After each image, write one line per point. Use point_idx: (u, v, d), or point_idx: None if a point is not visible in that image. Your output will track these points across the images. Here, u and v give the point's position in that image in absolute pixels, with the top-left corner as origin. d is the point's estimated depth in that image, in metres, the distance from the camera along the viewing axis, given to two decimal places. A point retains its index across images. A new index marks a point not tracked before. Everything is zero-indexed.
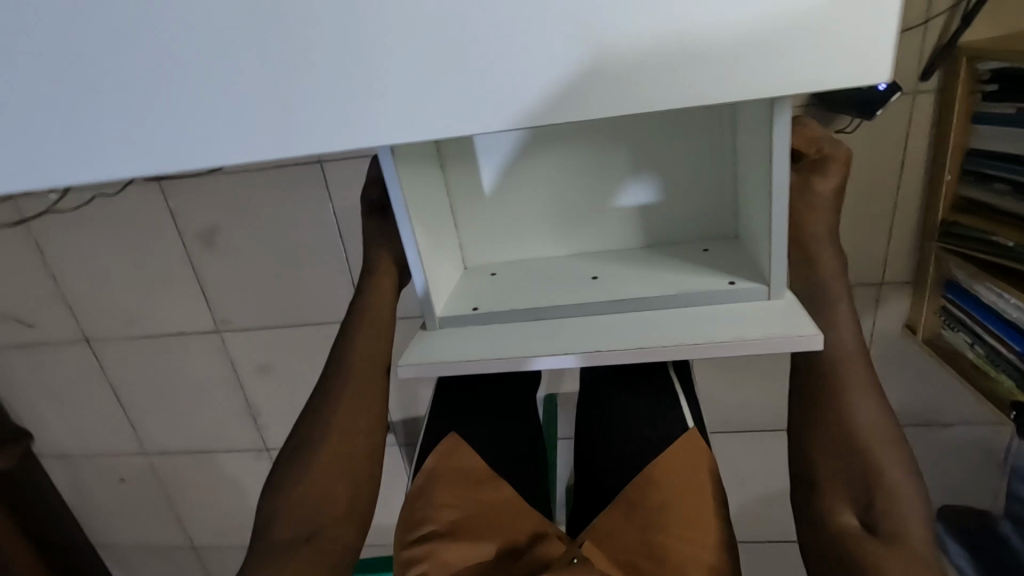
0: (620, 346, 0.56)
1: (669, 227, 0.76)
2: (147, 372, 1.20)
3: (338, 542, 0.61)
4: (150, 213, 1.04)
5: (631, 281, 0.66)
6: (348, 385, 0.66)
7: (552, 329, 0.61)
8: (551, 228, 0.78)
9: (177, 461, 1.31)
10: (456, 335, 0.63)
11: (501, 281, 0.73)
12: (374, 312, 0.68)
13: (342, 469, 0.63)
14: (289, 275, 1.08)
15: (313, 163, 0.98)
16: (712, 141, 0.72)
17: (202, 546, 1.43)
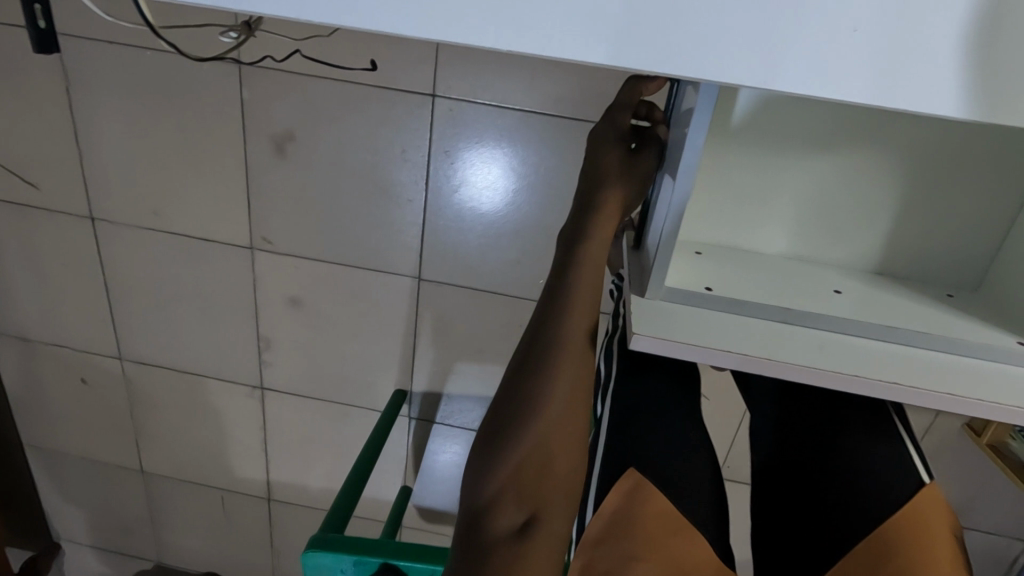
0: (909, 384, 0.49)
1: (911, 259, 0.67)
2: (154, 272, 1.06)
3: (553, 533, 0.51)
4: (217, 98, 0.91)
5: (884, 306, 0.60)
6: (565, 346, 0.52)
7: (816, 339, 0.53)
8: (786, 224, 0.67)
9: (156, 376, 1.17)
10: (688, 314, 0.54)
11: (724, 265, 0.64)
12: (596, 256, 0.53)
13: (558, 449, 0.52)
14: (355, 209, 0.97)
15: (427, 98, 0.88)
16: (1006, 186, 0.63)
17: (151, 472, 1.29)
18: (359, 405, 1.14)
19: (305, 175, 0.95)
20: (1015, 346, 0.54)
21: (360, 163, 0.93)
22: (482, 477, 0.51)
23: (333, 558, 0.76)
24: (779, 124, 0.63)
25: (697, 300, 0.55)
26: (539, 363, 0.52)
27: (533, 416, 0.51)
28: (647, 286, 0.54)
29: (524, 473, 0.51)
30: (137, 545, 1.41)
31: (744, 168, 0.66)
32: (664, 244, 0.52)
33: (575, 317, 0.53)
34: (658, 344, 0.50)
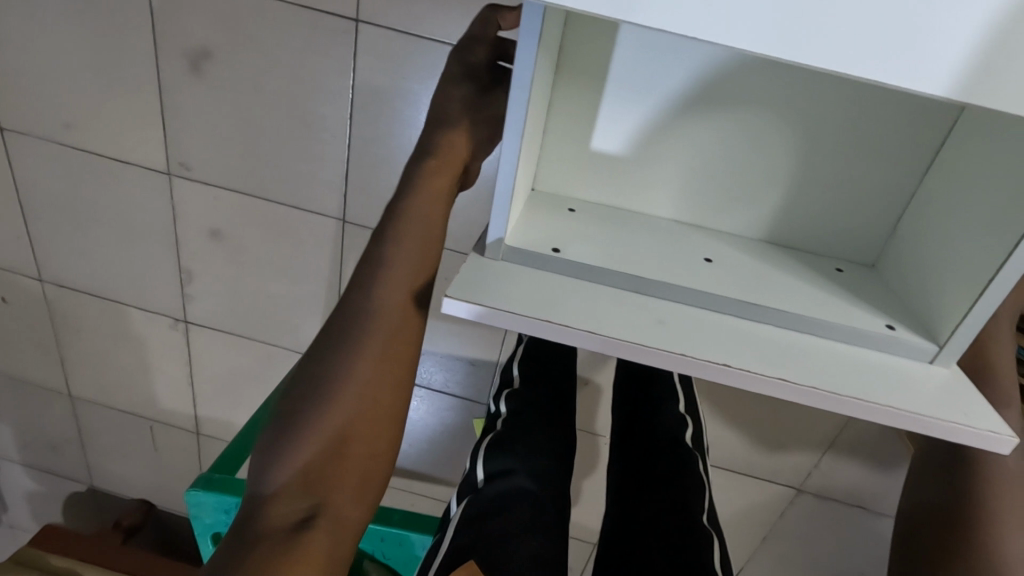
0: (754, 369, 0.41)
1: (804, 227, 0.62)
2: (67, 191, 1.00)
3: (341, 522, 0.48)
4: (128, 4, 0.82)
5: (754, 274, 0.53)
6: (374, 317, 0.50)
7: (659, 313, 0.45)
8: (674, 181, 0.62)
9: (77, 300, 1.13)
10: (528, 275, 0.46)
11: (598, 222, 0.58)
12: (421, 230, 0.51)
13: (358, 429, 0.50)
14: (274, 139, 0.90)
15: (349, 22, 0.80)
16: (908, 153, 0.57)
17: (79, 396, 1.27)
18: (284, 347, 1.11)
19: (224, 99, 0.88)
20: (881, 331, 0.47)
21: (282, 90, 0.86)
22: (274, 455, 0.49)
23: (217, 497, 0.74)
24: (656, 65, 0.58)
25: (537, 258, 0.47)
26: (344, 338, 0.50)
27: (333, 393, 0.49)
28: (486, 246, 0.47)
29: (316, 455, 0.49)
30: (67, 466, 1.41)
31: (627, 118, 0.60)
32: (502, 198, 0.46)
33: (387, 289, 0.50)
34: (468, 307, 0.42)
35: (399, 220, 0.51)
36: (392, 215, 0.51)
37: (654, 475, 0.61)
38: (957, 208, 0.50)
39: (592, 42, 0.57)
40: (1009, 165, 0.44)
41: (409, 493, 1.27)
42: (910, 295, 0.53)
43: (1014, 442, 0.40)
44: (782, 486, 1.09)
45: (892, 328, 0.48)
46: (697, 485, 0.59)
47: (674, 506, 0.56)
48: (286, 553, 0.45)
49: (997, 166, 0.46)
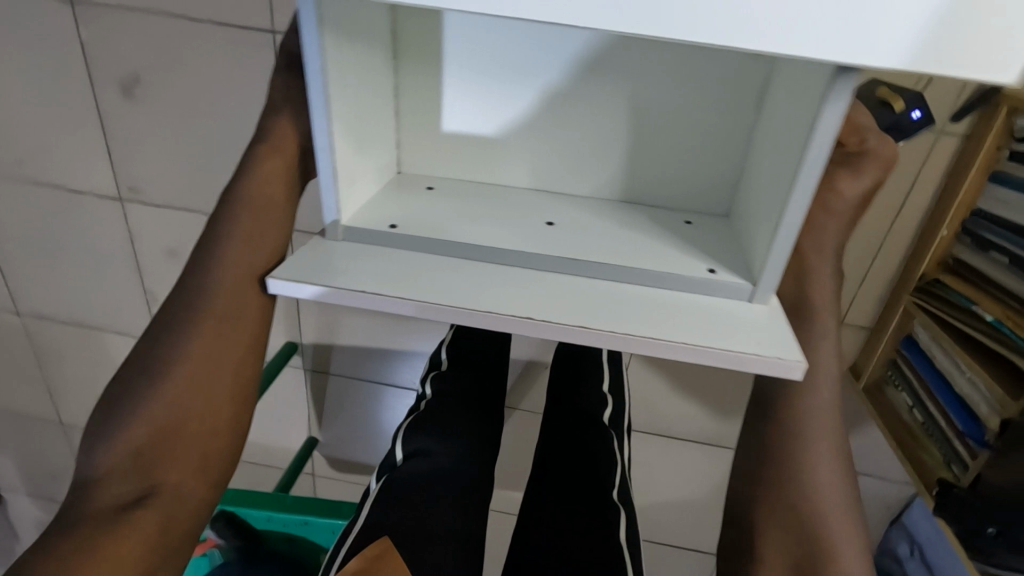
0: (552, 319, 0.44)
1: (653, 184, 0.64)
2: (30, 225, 1.05)
3: (174, 499, 0.53)
4: (60, 41, 0.86)
5: (591, 231, 0.56)
6: (207, 301, 0.53)
7: (481, 277, 0.49)
8: (525, 152, 0.65)
9: (56, 330, 1.17)
10: (364, 254, 0.50)
11: (453, 200, 0.60)
12: (251, 216, 0.55)
13: (191, 413, 0.54)
14: (214, 155, 0.93)
15: (266, 34, 0.82)
16: (734, 102, 0.59)
17: (71, 423, 1.32)
18: None
19: (161, 121, 0.91)
20: (700, 276, 0.49)
21: (213, 108, 0.89)
22: (107, 442, 0.53)
23: None
24: (489, 41, 0.60)
25: (373, 237, 0.52)
26: (181, 323, 0.54)
27: (165, 378, 0.53)
28: (326, 229, 0.52)
29: (149, 438, 0.52)
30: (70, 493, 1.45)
31: (472, 95, 0.63)
32: (327, 178, 0.50)
33: (220, 274, 0.54)
34: (293, 286, 0.47)
35: (234, 209, 0.55)
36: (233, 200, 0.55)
37: (573, 446, 0.62)
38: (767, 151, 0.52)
39: (424, 29, 0.60)
40: (795, 103, 0.46)
41: None
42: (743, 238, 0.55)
43: (803, 367, 0.42)
44: None
45: (712, 272, 0.50)
46: (609, 463, 0.59)
47: (589, 487, 0.56)
48: (114, 531, 0.50)
49: (789, 105, 0.48)
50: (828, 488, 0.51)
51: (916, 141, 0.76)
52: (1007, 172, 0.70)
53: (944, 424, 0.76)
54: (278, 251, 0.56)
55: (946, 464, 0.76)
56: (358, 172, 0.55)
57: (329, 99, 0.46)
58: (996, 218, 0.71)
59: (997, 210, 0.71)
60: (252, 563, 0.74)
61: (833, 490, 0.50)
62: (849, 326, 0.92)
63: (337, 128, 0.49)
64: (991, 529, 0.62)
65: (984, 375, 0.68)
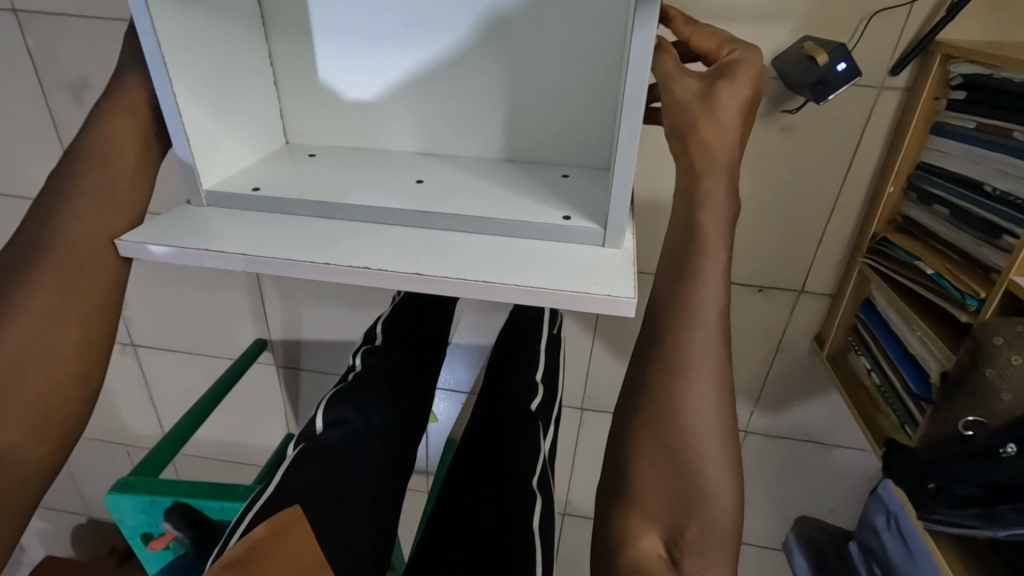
0: (381, 266, 0.45)
1: (534, 141, 0.64)
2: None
3: (15, 459, 0.48)
4: (9, 51, 0.88)
5: (456, 185, 0.57)
6: (51, 251, 0.51)
7: (330, 232, 0.50)
8: (402, 117, 0.65)
9: None
10: (226, 217, 0.53)
11: (328, 165, 0.61)
12: (100, 174, 0.54)
13: (29, 366, 0.49)
14: None
15: None
16: (598, 49, 0.59)
17: None
18: (225, 356, 1.15)
19: None
20: (553, 220, 0.49)
21: None
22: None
23: (131, 498, 0.77)
24: (359, 7, 0.60)
25: (237, 201, 0.54)
26: (20, 274, 0.50)
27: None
28: (191, 195, 0.55)
29: None
30: (67, 503, 1.48)
31: (351, 64, 0.63)
32: (182, 142, 0.52)
33: (68, 227, 0.52)
34: (156, 246, 0.48)
35: (81, 165, 0.54)
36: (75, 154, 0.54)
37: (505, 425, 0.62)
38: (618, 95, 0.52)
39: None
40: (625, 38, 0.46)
41: None
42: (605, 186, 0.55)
43: (632, 303, 0.42)
44: None
45: (567, 217, 0.50)
46: (528, 449, 0.59)
47: (500, 470, 0.57)
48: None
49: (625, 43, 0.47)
50: (705, 425, 0.43)
51: (857, 95, 0.74)
52: (946, 122, 0.69)
53: (899, 387, 0.74)
54: (133, 214, 0.56)
55: (899, 425, 0.74)
56: (222, 139, 0.57)
57: (166, 61, 0.49)
58: (941, 169, 0.69)
59: (941, 162, 0.69)
60: (203, 554, 0.74)
61: (710, 445, 0.43)
62: (810, 295, 0.90)
63: (183, 87, 0.51)
64: (932, 484, 0.58)
65: (928, 330, 0.66)
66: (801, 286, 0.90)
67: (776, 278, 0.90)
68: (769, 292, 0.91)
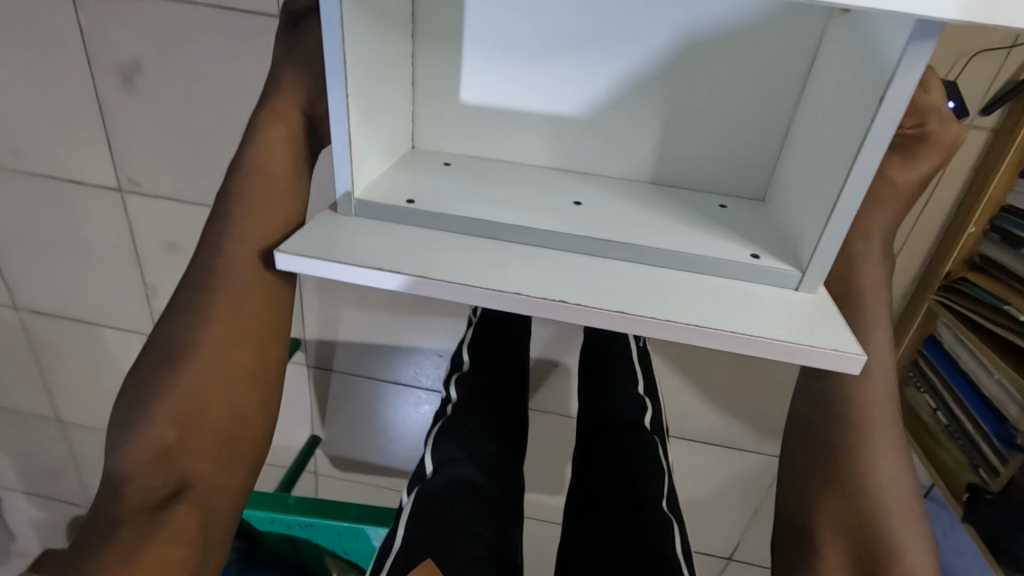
0: (578, 301, 0.42)
1: (682, 165, 0.61)
2: (25, 217, 1.02)
3: (212, 486, 0.54)
4: (57, 27, 0.83)
5: (620, 211, 0.54)
6: (217, 281, 0.54)
7: (503, 256, 0.47)
8: (544, 130, 0.62)
9: (53, 325, 1.15)
10: (372, 231, 0.49)
11: (469, 178, 0.57)
12: (259, 192, 0.56)
13: (212, 398, 0.54)
14: (216, 145, 0.90)
15: (270, 19, 0.79)
16: (773, 75, 0.56)
17: (68, 421, 1.29)
18: None
19: (160, 110, 0.88)
20: (743, 259, 0.47)
21: (215, 97, 0.86)
22: (125, 441, 0.53)
23: None
24: (517, 11, 0.57)
25: (392, 214, 0.50)
26: (196, 306, 0.55)
27: (183, 365, 0.54)
28: (338, 203, 0.50)
29: (175, 428, 0.53)
30: (69, 491, 1.44)
31: (504, 71, 0.60)
32: (339, 151, 0.48)
33: (228, 255, 0.54)
34: (312, 264, 0.45)
35: (239, 184, 0.56)
36: (239, 172, 0.56)
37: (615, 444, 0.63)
38: (818, 130, 0.50)
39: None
40: (863, 71, 0.43)
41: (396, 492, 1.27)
42: (786, 224, 0.53)
43: (861, 360, 0.40)
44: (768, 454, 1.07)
45: (756, 256, 0.48)
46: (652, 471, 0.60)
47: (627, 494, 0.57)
48: (152, 532, 0.50)
49: (847, 79, 0.46)
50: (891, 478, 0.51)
51: None
52: None
53: (971, 428, 0.76)
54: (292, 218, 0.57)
55: (969, 466, 0.77)
56: (370, 149, 0.52)
57: (346, 62, 0.44)
58: None
59: None
60: (246, 563, 0.72)
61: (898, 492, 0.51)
62: None
63: (354, 90, 0.47)
64: None
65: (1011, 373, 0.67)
66: None
67: None
68: None
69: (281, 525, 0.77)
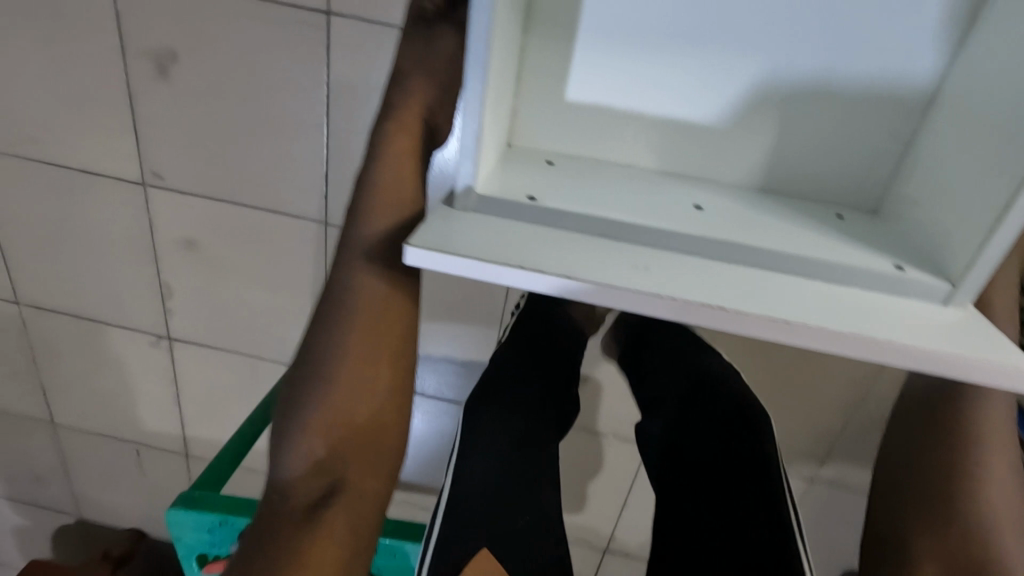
0: (737, 307, 0.39)
1: (796, 174, 0.57)
2: (36, 207, 0.97)
3: (363, 492, 0.58)
4: (92, 10, 0.80)
5: (746, 222, 0.50)
6: (353, 298, 0.56)
7: (644, 260, 0.43)
8: (648, 129, 0.57)
9: (55, 322, 1.09)
10: (495, 228, 0.44)
11: (575, 180, 0.53)
12: (382, 199, 0.54)
13: (360, 410, 0.57)
14: (250, 141, 0.87)
15: (320, 14, 0.77)
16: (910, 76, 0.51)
17: (62, 423, 1.23)
18: (271, 359, 1.07)
19: (194, 102, 0.85)
20: (889, 271, 0.45)
21: (253, 90, 0.84)
22: (282, 456, 0.57)
23: (197, 515, 0.70)
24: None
25: (516, 211, 0.46)
26: (336, 322, 0.56)
27: (328, 379, 0.56)
28: (455, 197, 0.46)
29: (330, 440, 0.57)
30: (56, 499, 1.37)
31: (614, 64, 0.55)
32: (465, 141, 0.44)
33: (358, 273, 0.55)
34: (450, 261, 0.40)
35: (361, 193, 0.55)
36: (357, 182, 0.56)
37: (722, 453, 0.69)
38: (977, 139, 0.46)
39: None
40: None
41: (408, 505, 1.23)
42: (925, 239, 0.49)
43: None
44: (795, 474, 1.05)
45: (899, 268, 0.45)
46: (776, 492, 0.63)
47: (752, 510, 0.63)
48: (310, 531, 0.55)
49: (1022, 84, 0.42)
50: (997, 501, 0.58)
51: None
52: None
53: None
54: (410, 206, 0.55)
55: None
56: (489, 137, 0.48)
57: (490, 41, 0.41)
58: None
59: None
60: None
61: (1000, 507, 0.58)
62: None
63: (492, 71, 0.43)
64: None
65: None
66: None
67: None
68: None
69: None
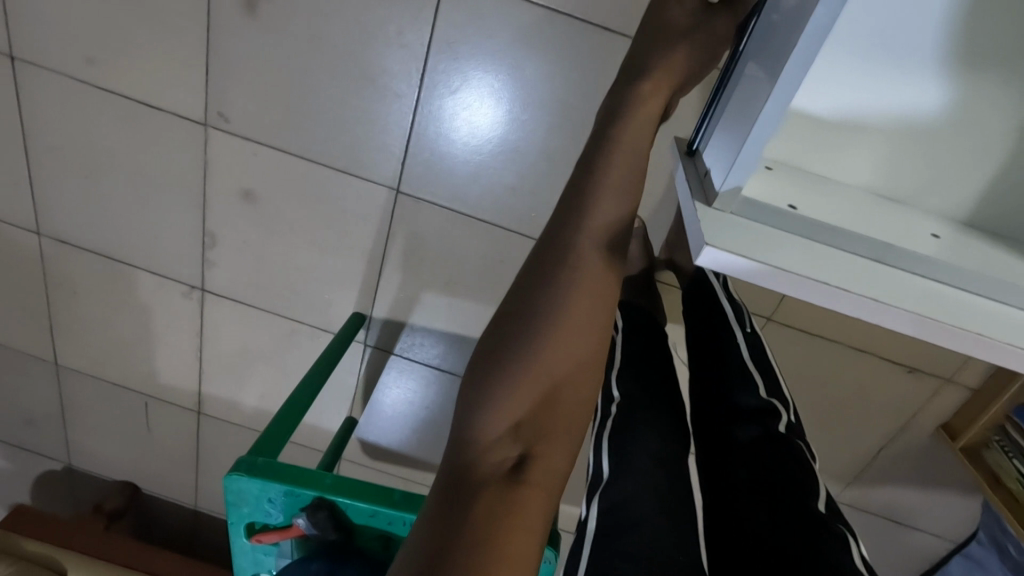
0: (968, 329, 0.44)
1: (1003, 214, 0.57)
2: (80, 134, 0.90)
3: (554, 468, 0.51)
4: None
5: (974, 253, 0.52)
6: (574, 260, 0.54)
7: (891, 277, 0.47)
8: (875, 149, 0.56)
9: (79, 258, 1.02)
10: (760, 230, 0.48)
11: (800, 190, 0.53)
12: (615, 172, 0.56)
13: (563, 377, 0.53)
14: (332, 94, 0.82)
15: None
16: None
17: (68, 366, 1.16)
18: (311, 323, 1.03)
19: (279, 45, 0.80)
20: None
21: (346, 43, 0.79)
22: (481, 413, 0.51)
23: (260, 485, 0.66)
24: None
25: (779, 217, 0.48)
26: (555, 279, 0.54)
27: (550, 329, 0.53)
28: (718, 196, 0.49)
29: (529, 399, 0.52)
30: (45, 443, 1.29)
31: (866, 73, 0.52)
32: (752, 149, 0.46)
33: (585, 234, 0.55)
34: (741, 265, 0.45)
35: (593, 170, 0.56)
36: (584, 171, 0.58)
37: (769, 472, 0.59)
38: None
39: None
40: None
41: (425, 488, 1.21)
42: None
43: None
44: None
45: None
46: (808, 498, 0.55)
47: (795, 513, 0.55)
48: (504, 502, 0.47)
49: None
50: None
51: None
52: None
53: None
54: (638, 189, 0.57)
55: None
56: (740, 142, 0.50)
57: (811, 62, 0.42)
58: None
59: None
60: (336, 562, 0.67)
61: None
62: (953, 385, 0.91)
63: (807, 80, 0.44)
64: None
65: None
66: (949, 374, 0.90)
67: (930, 362, 0.90)
68: (918, 375, 0.91)
69: (383, 521, 0.67)
